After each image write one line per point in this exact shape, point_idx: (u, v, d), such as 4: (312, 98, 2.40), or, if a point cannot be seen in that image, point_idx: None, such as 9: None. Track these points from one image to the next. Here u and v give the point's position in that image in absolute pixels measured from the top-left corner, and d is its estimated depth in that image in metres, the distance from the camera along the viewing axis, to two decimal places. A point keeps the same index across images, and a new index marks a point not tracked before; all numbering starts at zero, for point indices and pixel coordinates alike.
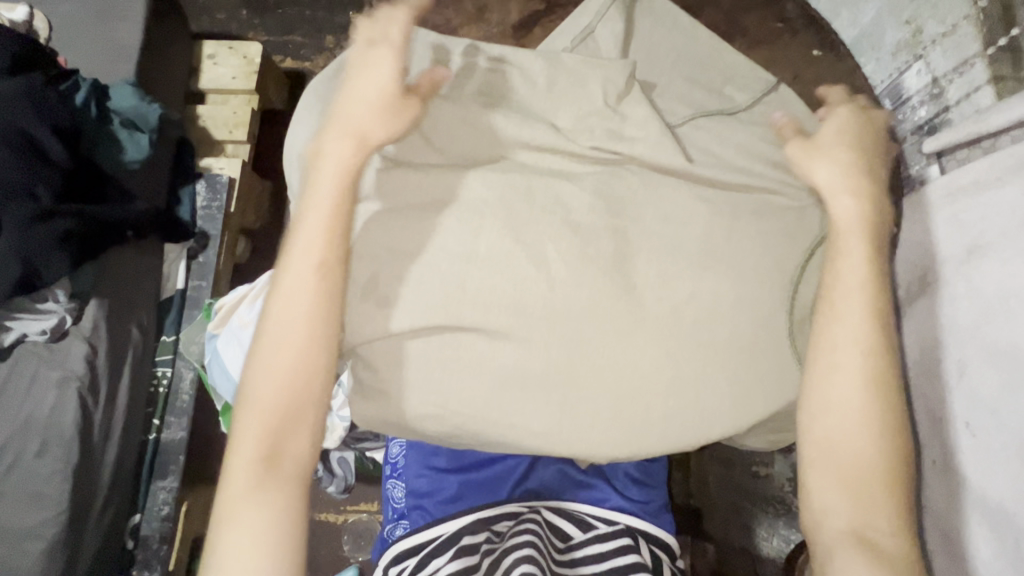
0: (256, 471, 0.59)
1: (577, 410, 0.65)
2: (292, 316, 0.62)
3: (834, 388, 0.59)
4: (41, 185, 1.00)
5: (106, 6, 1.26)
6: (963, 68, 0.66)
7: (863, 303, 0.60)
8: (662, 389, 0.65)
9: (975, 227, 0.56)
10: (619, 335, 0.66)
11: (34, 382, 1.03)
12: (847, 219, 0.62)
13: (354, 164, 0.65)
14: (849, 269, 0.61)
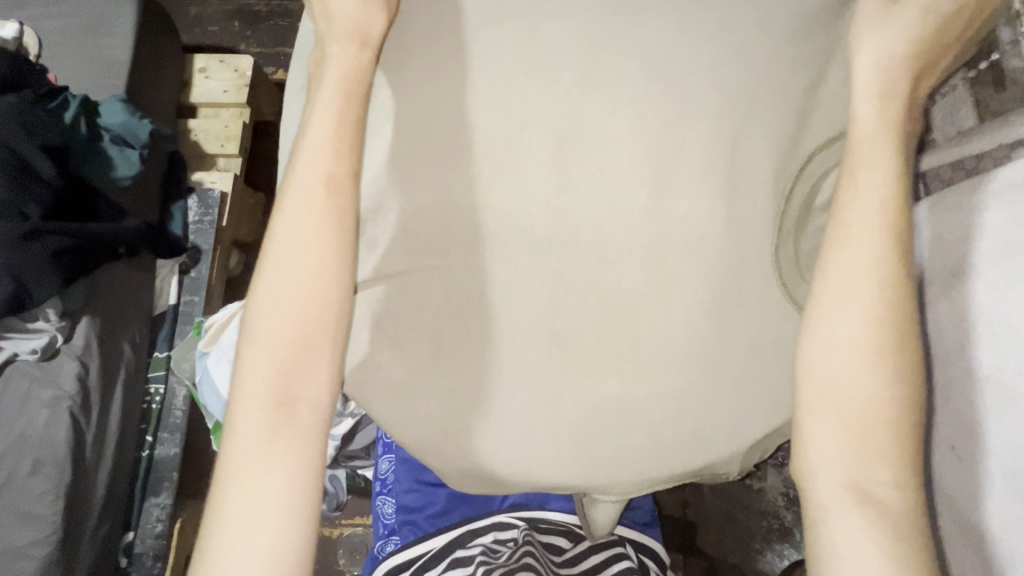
0: (266, 415, 0.55)
1: (561, 360, 0.56)
2: (294, 248, 0.57)
3: (845, 319, 0.51)
4: (31, 204, 1.00)
5: (96, 21, 1.25)
6: (942, 91, 0.65)
7: (891, 221, 0.51)
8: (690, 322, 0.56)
9: (957, 250, 0.57)
10: (645, 262, 0.57)
11: (25, 402, 1.01)
12: (870, 126, 0.53)
13: (359, 79, 0.59)
14: (878, 178, 0.52)
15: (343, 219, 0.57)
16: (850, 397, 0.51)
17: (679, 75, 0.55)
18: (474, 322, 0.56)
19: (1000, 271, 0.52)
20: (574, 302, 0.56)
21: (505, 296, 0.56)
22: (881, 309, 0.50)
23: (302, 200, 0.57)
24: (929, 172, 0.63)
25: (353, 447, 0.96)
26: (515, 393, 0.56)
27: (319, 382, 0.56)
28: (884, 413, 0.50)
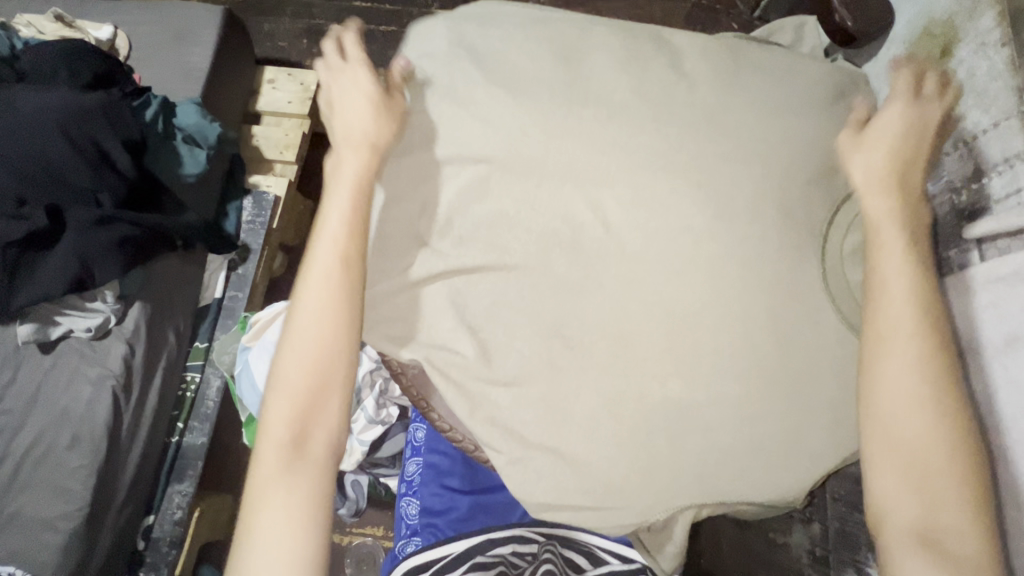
0: (284, 453, 0.57)
1: (572, 394, 0.59)
2: (314, 305, 0.59)
3: (887, 399, 0.53)
4: (105, 194, 1.08)
5: (183, 32, 1.36)
6: (1006, 165, 0.57)
7: (914, 316, 0.54)
8: (707, 379, 0.57)
9: (1012, 318, 0.53)
10: (657, 310, 0.58)
11: (73, 377, 1.07)
12: (881, 218, 0.58)
13: (370, 167, 0.64)
14: (892, 265, 0.56)
15: (352, 265, 0.61)
16: (913, 508, 0.51)
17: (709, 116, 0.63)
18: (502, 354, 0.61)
19: None
20: (614, 358, 0.59)
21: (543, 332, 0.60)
22: (929, 421, 0.52)
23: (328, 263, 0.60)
24: (988, 239, 0.58)
25: (381, 455, 0.98)
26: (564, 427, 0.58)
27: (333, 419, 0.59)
28: (943, 525, 0.50)
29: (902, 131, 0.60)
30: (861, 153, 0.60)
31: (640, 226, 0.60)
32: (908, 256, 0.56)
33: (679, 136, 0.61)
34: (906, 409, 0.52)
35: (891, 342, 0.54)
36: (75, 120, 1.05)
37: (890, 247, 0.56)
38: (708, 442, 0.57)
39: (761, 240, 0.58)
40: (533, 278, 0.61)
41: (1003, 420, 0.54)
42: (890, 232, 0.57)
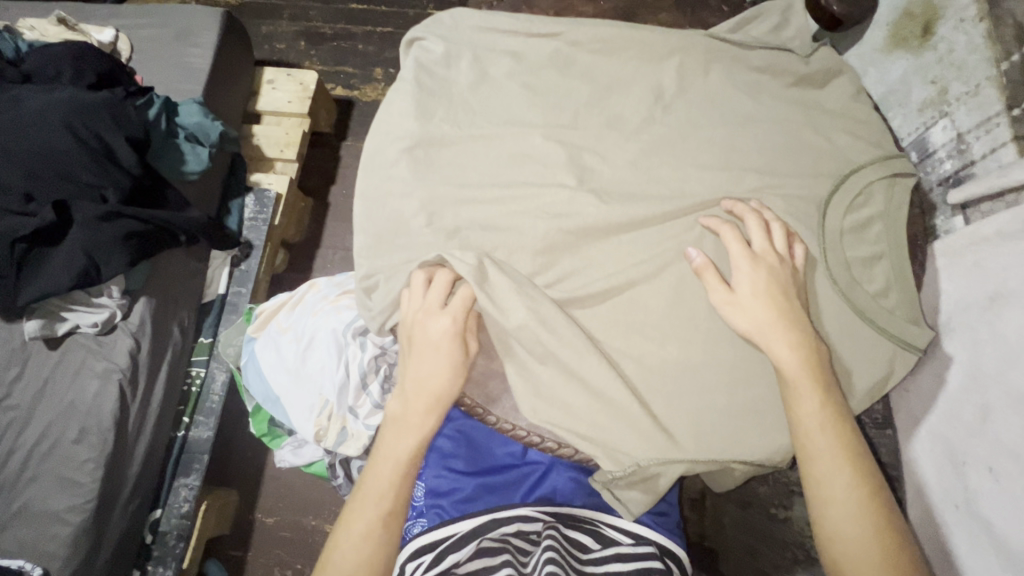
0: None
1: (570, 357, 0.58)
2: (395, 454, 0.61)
3: (819, 460, 0.51)
4: (110, 190, 1.09)
5: (183, 34, 1.38)
6: (987, 127, 0.59)
7: (802, 368, 0.52)
8: (705, 332, 0.57)
9: (996, 275, 0.55)
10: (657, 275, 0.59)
11: (80, 370, 1.08)
12: (746, 283, 0.55)
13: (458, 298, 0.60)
14: (768, 325, 0.53)
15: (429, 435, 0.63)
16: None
17: (697, 98, 0.66)
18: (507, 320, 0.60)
19: None
20: (616, 325, 0.59)
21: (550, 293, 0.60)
22: (846, 482, 0.50)
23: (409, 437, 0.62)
24: (971, 203, 0.60)
25: None
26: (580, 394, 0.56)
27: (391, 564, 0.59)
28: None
29: (764, 273, 0.55)
30: (746, 269, 0.55)
31: (639, 195, 0.62)
32: (814, 381, 0.51)
33: (669, 110, 0.66)
34: (848, 521, 0.49)
35: (815, 462, 0.51)
36: (81, 118, 1.07)
37: (798, 385, 0.52)
38: (710, 397, 0.56)
39: (729, 314, 0.55)
40: (530, 243, 0.60)
41: (986, 374, 0.55)
42: (749, 292, 0.54)
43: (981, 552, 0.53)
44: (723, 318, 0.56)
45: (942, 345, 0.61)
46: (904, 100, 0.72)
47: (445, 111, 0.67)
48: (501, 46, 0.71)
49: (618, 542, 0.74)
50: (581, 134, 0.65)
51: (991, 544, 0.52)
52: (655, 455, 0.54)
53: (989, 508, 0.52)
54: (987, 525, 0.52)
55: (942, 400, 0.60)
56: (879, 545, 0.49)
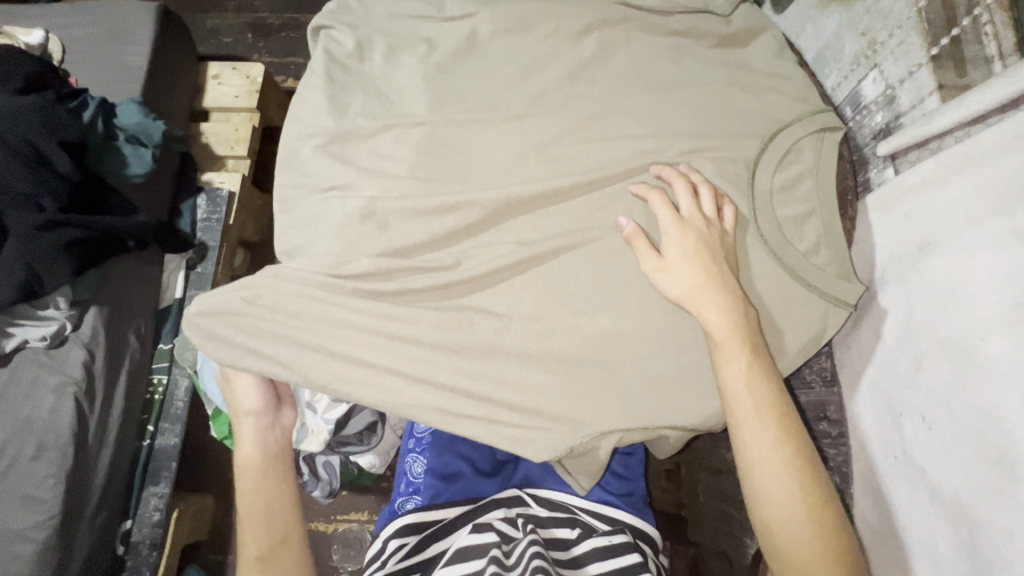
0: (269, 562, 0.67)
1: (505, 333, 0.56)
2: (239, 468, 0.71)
3: (749, 422, 0.51)
4: (47, 197, 1.04)
5: (118, 31, 1.32)
6: (912, 75, 0.59)
7: (732, 333, 0.51)
8: (633, 302, 0.56)
9: (924, 225, 0.54)
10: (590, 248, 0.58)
11: (32, 387, 1.05)
12: (673, 248, 0.54)
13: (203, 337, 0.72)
14: (696, 292, 0.52)
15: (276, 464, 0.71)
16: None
17: (623, 66, 0.65)
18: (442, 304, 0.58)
19: (961, 241, 0.50)
20: (551, 300, 0.57)
21: (486, 268, 0.57)
22: (772, 442, 0.51)
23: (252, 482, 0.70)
24: (900, 154, 0.60)
25: (348, 433, 0.90)
26: (511, 375, 0.55)
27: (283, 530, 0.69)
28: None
29: (695, 239, 0.54)
30: (676, 234, 0.54)
31: (565, 169, 0.60)
32: (742, 344, 0.51)
33: (591, 81, 0.64)
34: (773, 479, 0.50)
35: (742, 424, 0.51)
36: (8, 125, 1.02)
37: (725, 349, 0.51)
38: (643, 365, 0.55)
39: (659, 281, 0.54)
40: (457, 221, 0.59)
41: (918, 324, 0.54)
42: (675, 257, 0.53)
43: (918, 498, 0.53)
44: (655, 285, 0.54)
45: (879, 298, 0.60)
46: (838, 56, 0.71)
47: (360, 102, 0.66)
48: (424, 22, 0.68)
49: (593, 532, 0.73)
50: (507, 108, 0.63)
51: (924, 488, 0.52)
52: (589, 429, 0.53)
53: (923, 454, 0.53)
54: (919, 471, 0.53)
55: (881, 352, 0.60)
56: (801, 499, 0.50)
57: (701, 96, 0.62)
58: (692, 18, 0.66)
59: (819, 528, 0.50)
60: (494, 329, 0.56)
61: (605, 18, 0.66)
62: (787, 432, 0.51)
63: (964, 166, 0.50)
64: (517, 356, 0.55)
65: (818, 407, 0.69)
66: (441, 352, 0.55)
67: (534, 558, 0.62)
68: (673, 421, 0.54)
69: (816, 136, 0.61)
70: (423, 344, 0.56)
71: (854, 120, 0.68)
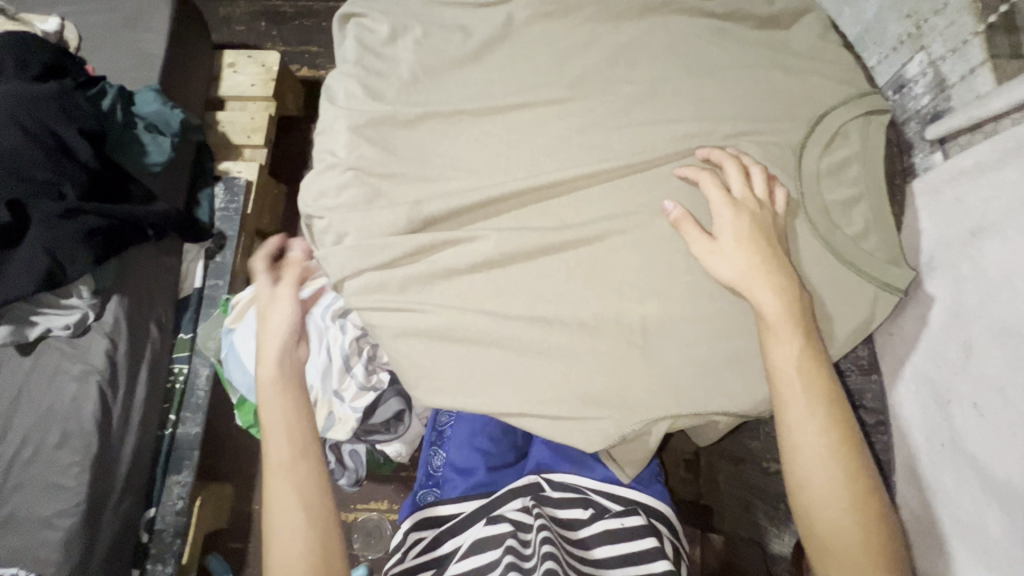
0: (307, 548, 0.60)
1: (547, 320, 0.55)
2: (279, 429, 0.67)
3: (796, 407, 0.51)
4: (66, 185, 1.03)
5: (134, 18, 1.31)
6: (959, 48, 0.58)
7: (785, 317, 0.51)
8: (679, 288, 0.55)
9: (977, 209, 0.53)
10: (635, 233, 0.57)
11: (56, 375, 1.05)
12: (727, 230, 0.53)
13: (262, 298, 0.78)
14: (751, 275, 0.52)
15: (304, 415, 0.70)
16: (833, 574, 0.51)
17: (664, 51, 0.64)
18: (490, 292, 0.57)
19: (1018, 225, 0.49)
20: (594, 288, 0.56)
21: (531, 255, 0.57)
22: (819, 426, 0.51)
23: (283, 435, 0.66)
24: (949, 137, 0.59)
25: (374, 422, 0.90)
26: (557, 362, 0.55)
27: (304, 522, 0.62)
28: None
29: (749, 223, 0.53)
30: (729, 218, 0.54)
31: (607, 152, 0.59)
32: (793, 327, 0.51)
33: (632, 63, 0.63)
34: (817, 466, 0.50)
35: (789, 408, 0.51)
36: (29, 112, 1.01)
37: (776, 332, 0.51)
38: (691, 352, 0.54)
39: (711, 263, 0.53)
40: (500, 207, 0.59)
41: (969, 311, 0.54)
42: (729, 239, 0.53)
43: (967, 486, 0.53)
44: (706, 267, 0.54)
45: (924, 285, 0.60)
46: (880, 39, 0.69)
47: (395, 86, 0.65)
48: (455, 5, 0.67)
49: (607, 514, 0.72)
50: (547, 91, 0.62)
51: (974, 476, 0.52)
52: (642, 419, 0.52)
53: (972, 441, 0.52)
54: (972, 460, 0.52)
55: (925, 339, 0.59)
56: (846, 482, 0.50)
57: (744, 80, 0.61)
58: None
59: (863, 515, 0.50)
60: (539, 316, 0.55)
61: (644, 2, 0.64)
62: (834, 417, 0.51)
63: (1021, 148, 0.49)
64: (564, 342, 0.55)
65: (856, 396, 0.67)
66: (484, 341, 0.55)
67: (545, 543, 0.62)
68: (725, 409, 0.53)
69: (865, 121, 0.60)
70: (468, 330, 0.55)
71: (896, 101, 0.67)
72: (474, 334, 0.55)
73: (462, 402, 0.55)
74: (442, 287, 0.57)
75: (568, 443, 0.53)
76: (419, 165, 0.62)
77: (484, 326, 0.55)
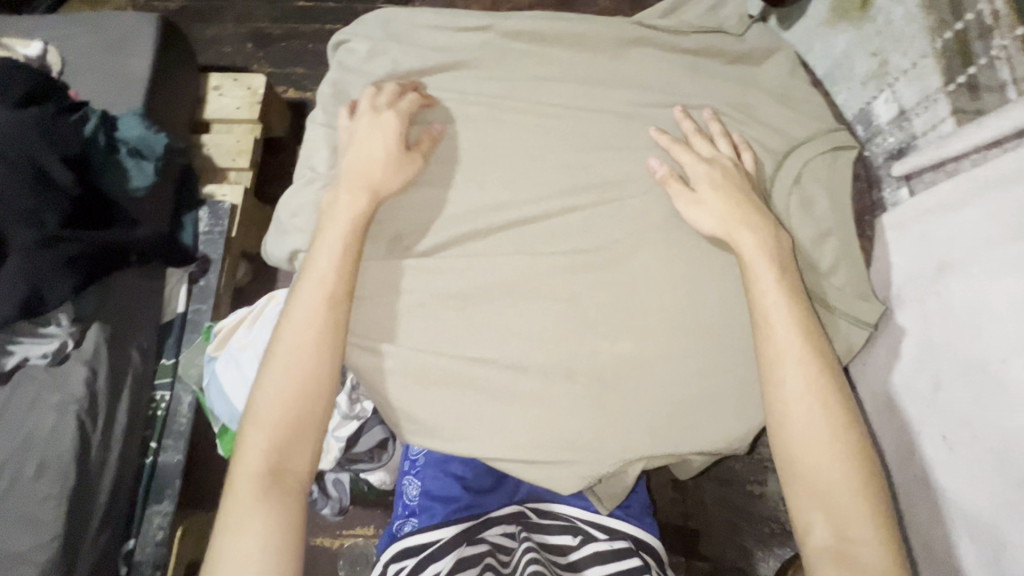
0: (255, 487, 0.50)
1: (523, 359, 0.56)
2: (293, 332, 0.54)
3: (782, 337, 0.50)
4: (48, 214, 1.01)
5: (119, 42, 1.31)
6: (926, 104, 0.60)
7: (768, 255, 0.52)
8: (655, 326, 0.56)
9: (944, 245, 0.55)
10: (615, 272, 0.57)
11: (33, 405, 1.02)
12: (704, 178, 0.55)
13: (378, 140, 0.59)
14: (734, 217, 0.53)
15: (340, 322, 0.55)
16: (823, 530, 0.47)
17: (640, 88, 0.65)
18: (469, 331, 0.57)
19: (981, 263, 0.50)
20: (571, 325, 0.56)
21: (509, 292, 0.58)
22: (803, 360, 0.50)
23: (286, 352, 0.54)
24: (915, 175, 0.60)
25: (358, 451, 0.89)
26: (535, 400, 0.55)
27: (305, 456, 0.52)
28: (854, 538, 0.46)
29: (725, 181, 0.55)
30: (704, 169, 0.55)
31: (582, 188, 0.60)
32: (776, 275, 0.52)
33: (607, 98, 0.64)
34: (800, 395, 0.49)
35: (787, 350, 0.50)
36: (9, 139, 0.99)
37: (757, 265, 0.52)
38: (667, 389, 0.55)
39: (694, 213, 0.55)
40: (476, 243, 0.60)
41: (938, 344, 0.55)
42: (707, 191, 0.55)
43: (951, 517, 0.53)
44: (689, 220, 0.56)
45: (892, 317, 0.61)
46: (848, 74, 0.71)
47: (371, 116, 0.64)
48: (432, 43, 0.68)
49: (594, 539, 0.72)
50: (528, 127, 0.62)
51: (954, 504, 0.52)
52: (620, 460, 0.53)
53: (948, 470, 0.53)
54: (951, 489, 0.53)
55: (899, 368, 0.60)
56: (831, 411, 0.49)
57: (717, 117, 0.63)
58: (702, 40, 0.67)
59: (853, 447, 0.48)
60: (517, 356, 0.56)
61: (618, 42, 0.66)
62: (818, 346, 0.50)
63: (982, 188, 0.51)
64: (540, 379, 0.55)
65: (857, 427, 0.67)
66: (463, 380, 0.56)
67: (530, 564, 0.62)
68: (705, 446, 0.54)
69: (833, 159, 0.62)
70: (447, 369, 0.56)
71: (868, 142, 0.68)
72: (455, 372, 0.56)
73: (442, 441, 0.55)
74: (420, 329, 0.57)
75: (547, 483, 0.53)
76: (398, 201, 0.61)
77: (463, 366, 0.56)
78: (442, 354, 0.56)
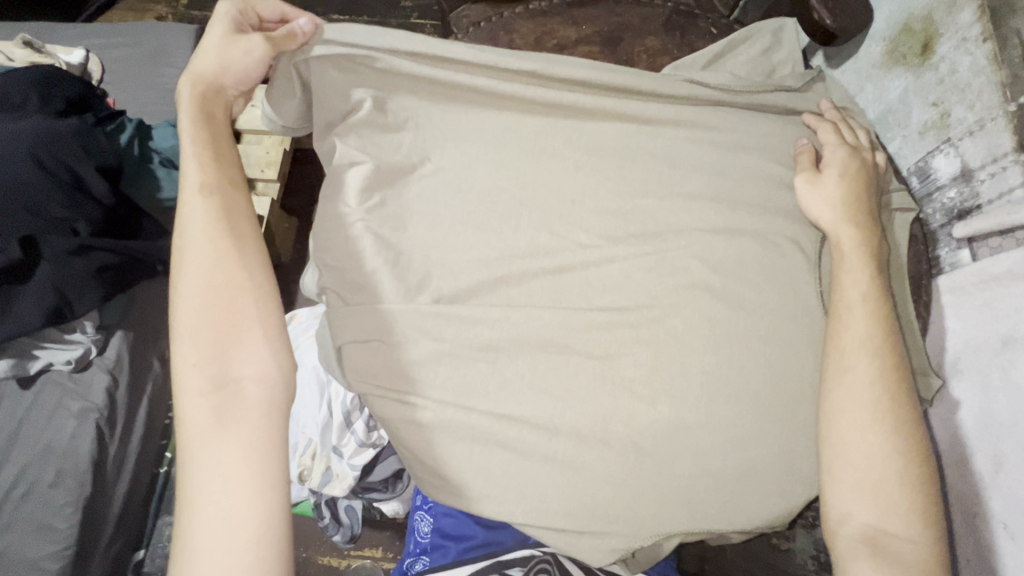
0: (209, 405, 0.47)
1: (554, 415, 0.54)
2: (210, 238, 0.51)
3: (850, 327, 0.52)
4: (80, 222, 1.01)
5: (158, 53, 1.33)
6: (995, 167, 0.56)
7: (864, 261, 0.54)
8: (692, 391, 0.53)
9: (1008, 318, 0.51)
10: (653, 329, 0.55)
11: (55, 411, 1.03)
12: (836, 163, 0.58)
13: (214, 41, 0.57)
14: (853, 206, 0.56)
15: (236, 204, 0.54)
16: (864, 513, 0.48)
17: (686, 132, 0.62)
18: (498, 383, 0.55)
19: None
20: (603, 383, 0.54)
21: (543, 343, 0.55)
22: (870, 360, 0.51)
23: (196, 260, 0.50)
24: (978, 238, 0.57)
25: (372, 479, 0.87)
26: (565, 462, 0.53)
27: (260, 360, 0.49)
28: (892, 531, 0.47)
29: (851, 183, 0.57)
30: (841, 156, 0.58)
31: (622, 238, 0.58)
32: (872, 272, 0.53)
33: (652, 143, 0.61)
34: (863, 386, 0.50)
35: (857, 343, 0.51)
36: (45, 146, 0.96)
37: (849, 261, 0.54)
38: (704, 459, 0.52)
39: (810, 200, 0.57)
40: (510, 290, 0.58)
41: (1000, 425, 0.51)
42: (830, 179, 0.57)
43: None
44: (803, 206, 0.58)
45: (949, 387, 0.58)
46: (902, 121, 0.68)
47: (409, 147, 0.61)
48: None
49: None
50: (567, 170, 0.60)
51: None
52: (650, 532, 0.52)
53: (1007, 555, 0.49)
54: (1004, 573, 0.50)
55: (949, 443, 0.57)
56: (894, 406, 0.49)
57: (763, 168, 0.60)
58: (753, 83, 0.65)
59: (908, 445, 0.49)
60: (547, 414, 0.54)
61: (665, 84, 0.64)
62: (892, 343, 0.51)
63: None
64: (569, 442, 0.53)
65: None
66: (490, 434, 0.53)
67: None
68: (733, 525, 0.53)
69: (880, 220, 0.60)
70: (474, 421, 0.54)
71: (925, 195, 0.65)
72: (483, 425, 0.53)
73: (465, 496, 0.53)
74: (450, 378, 0.55)
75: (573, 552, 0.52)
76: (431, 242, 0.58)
77: (491, 419, 0.54)
78: (472, 406, 0.54)
